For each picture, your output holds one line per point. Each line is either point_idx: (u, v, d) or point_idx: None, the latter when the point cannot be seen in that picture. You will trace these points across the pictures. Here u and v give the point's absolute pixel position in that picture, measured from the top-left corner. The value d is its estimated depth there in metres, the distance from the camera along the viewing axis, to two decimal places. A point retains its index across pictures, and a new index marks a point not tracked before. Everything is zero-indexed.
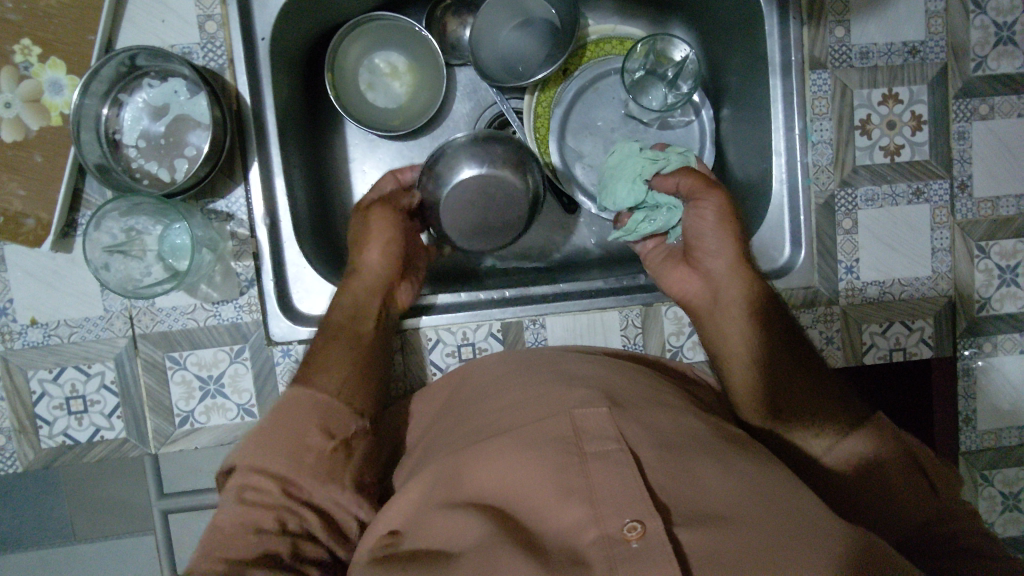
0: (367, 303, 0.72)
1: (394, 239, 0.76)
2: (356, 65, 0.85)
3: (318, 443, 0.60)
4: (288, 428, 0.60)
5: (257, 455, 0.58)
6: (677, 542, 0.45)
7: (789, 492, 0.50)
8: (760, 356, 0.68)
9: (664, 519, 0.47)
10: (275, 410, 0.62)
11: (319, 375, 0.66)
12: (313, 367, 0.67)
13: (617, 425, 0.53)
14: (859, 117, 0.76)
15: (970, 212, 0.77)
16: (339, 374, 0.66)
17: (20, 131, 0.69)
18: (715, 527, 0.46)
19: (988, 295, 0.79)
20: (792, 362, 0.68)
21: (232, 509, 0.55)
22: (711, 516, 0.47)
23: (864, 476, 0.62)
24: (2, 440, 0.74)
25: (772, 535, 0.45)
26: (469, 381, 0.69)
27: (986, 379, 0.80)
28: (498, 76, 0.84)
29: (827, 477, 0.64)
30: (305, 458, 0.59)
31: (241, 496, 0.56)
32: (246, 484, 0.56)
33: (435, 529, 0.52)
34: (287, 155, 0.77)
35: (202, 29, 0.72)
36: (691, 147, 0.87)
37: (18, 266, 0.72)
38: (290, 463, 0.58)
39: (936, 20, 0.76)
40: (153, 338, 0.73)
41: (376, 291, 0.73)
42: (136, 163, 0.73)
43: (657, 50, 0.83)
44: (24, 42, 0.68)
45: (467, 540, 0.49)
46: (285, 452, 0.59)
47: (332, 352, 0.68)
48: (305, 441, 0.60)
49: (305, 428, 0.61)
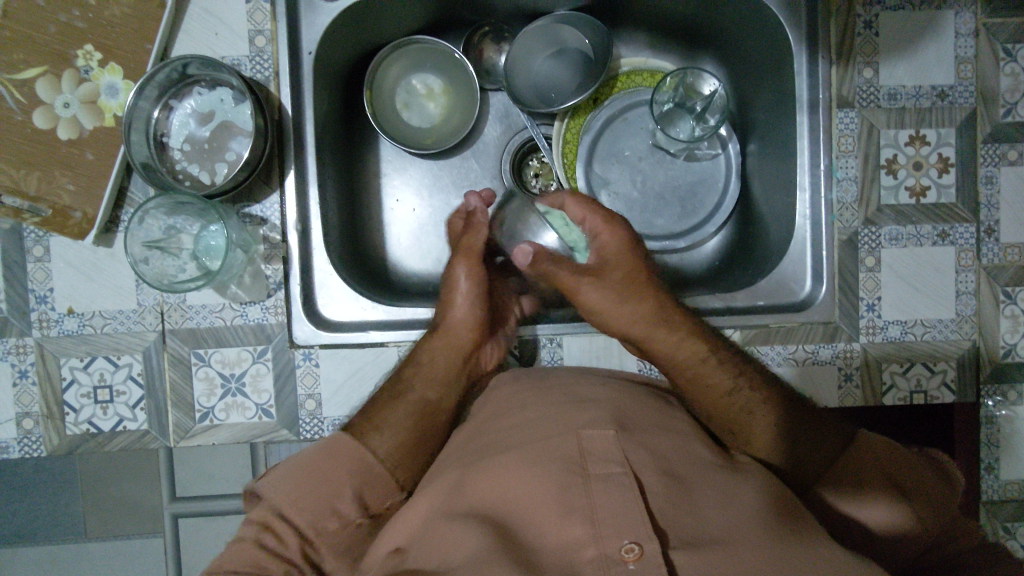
0: (445, 367, 0.74)
1: (475, 299, 0.76)
2: (393, 86, 0.88)
3: (351, 513, 0.63)
4: (320, 484, 0.62)
5: (288, 501, 0.60)
6: (672, 565, 0.45)
7: (790, 521, 0.50)
8: (747, 406, 0.67)
9: (661, 542, 0.46)
10: (317, 452, 0.64)
11: (375, 435, 0.67)
12: (365, 417, 0.69)
13: (623, 449, 0.53)
14: (885, 156, 0.77)
15: (997, 257, 0.77)
16: (395, 437, 0.68)
17: (75, 129, 0.72)
18: (714, 553, 0.45)
19: (1014, 342, 0.77)
20: (789, 405, 0.68)
21: (250, 550, 0.56)
22: (709, 541, 0.46)
23: (879, 521, 0.59)
24: (29, 424, 0.76)
25: (769, 563, 0.44)
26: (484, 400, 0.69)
27: (1010, 428, 0.78)
28: (530, 101, 0.87)
29: (845, 519, 0.61)
30: (330, 522, 0.61)
31: (258, 540, 0.58)
32: (271, 525, 0.59)
33: (430, 544, 0.51)
34: (322, 166, 0.80)
35: (252, 43, 0.76)
36: (717, 180, 0.89)
37: (61, 257, 0.75)
38: (311, 526, 0.60)
39: (965, 66, 0.77)
40: (181, 334, 0.75)
41: (455, 355, 0.75)
42: (180, 165, 0.76)
43: (686, 84, 0.86)
44: (87, 47, 0.73)
45: (459, 556, 0.48)
46: (313, 507, 0.61)
47: (391, 409, 0.69)
48: (336, 504, 0.62)
49: (339, 490, 0.62)
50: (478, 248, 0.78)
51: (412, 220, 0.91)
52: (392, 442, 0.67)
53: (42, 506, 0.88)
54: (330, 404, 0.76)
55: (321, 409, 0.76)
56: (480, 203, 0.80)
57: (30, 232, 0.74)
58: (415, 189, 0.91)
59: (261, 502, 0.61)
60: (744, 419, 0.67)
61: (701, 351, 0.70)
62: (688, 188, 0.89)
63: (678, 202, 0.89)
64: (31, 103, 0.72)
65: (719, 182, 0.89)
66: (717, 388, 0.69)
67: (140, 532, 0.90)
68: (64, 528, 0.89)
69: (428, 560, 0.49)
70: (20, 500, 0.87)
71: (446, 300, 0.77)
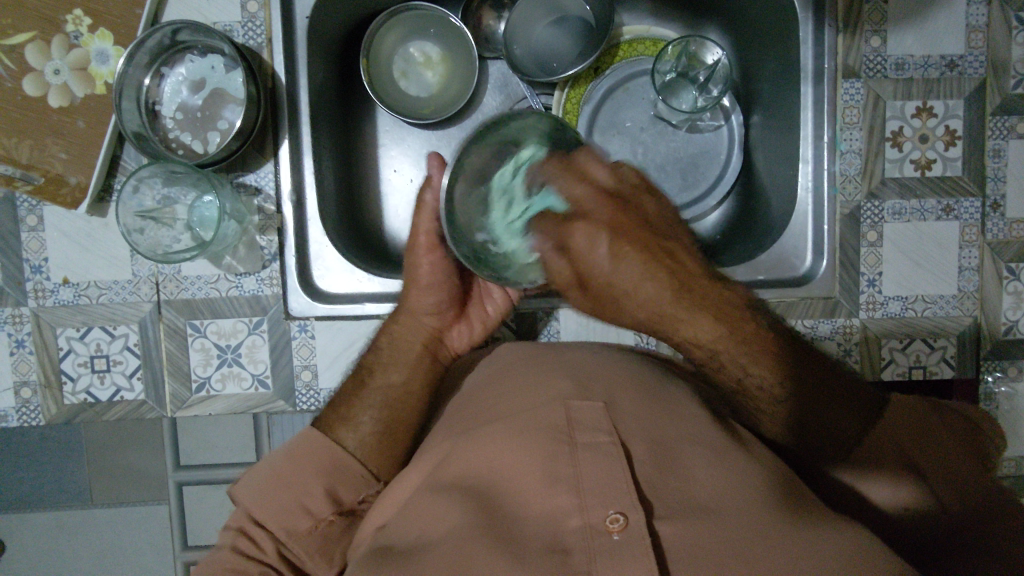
0: (409, 355, 0.72)
1: (439, 285, 0.72)
2: (390, 53, 0.86)
3: (321, 510, 0.63)
4: (291, 485, 0.64)
5: (260, 505, 0.63)
6: (657, 535, 0.45)
7: (775, 491, 0.49)
8: (766, 382, 0.62)
9: (645, 511, 0.46)
10: (286, 454, 0.66)
11: (344, 429, 0.68)
12: (342, 411, 0.69)
13: (611, 420, 0.53)
14: (891, 128, 0.75)
15: (1001, 232, 0.76)
16: (364, 431, 0.68)
17: (66, 97, 0.71)
18: (699, 522, 0.46)
19: (1016, 318, 0.77)
20: (797, 370, 0.62)
21: (227, 554, 0.58)
22: (696, 509, 0.47)
23: (887, 500, 0.60)
24: (27, 394, 0.76)
25: (757, 525, 0.45)
26: (482, 366, 0.69)
27: (1008, 405, 0.78)
28: (530, 70, 0.84)
29: (859, 501, 0.61)
30: (300, 521, 0.62)
31: (235, 546, 0.60)
32: (246, 530, 0.61)
33: (412, 515, 0.51)
34: (318, 135, 0.79)
35: (244, 9, 0.74)
36: (719, 152, 0.87)
37: (55, 226, 0.74)
38: (284, 531, 0.62)
39: (976, 35, 0.74)
40: (176, 305, 0.75)
41: (420, 341, 0.73)
42: (173, 133, 0.75)
43: (688, 52, 0.84)
44: (76, 12, 0.72)
45: (440, 530, 0.48)
46: (283, 511, 0.63)
47: (359, 406, 0.69)
48: (307, 504, 0.63)
49: (307, 490, 0.64)
50: (434, 232, 0.69)
51: (409, 191, 0.90)
52: (361, 440, 0.68)
53: (43, 474, 0.89)
54: (326, 375, 0.76)
55: (317, 381, 0.76)
56: (433, 194, 0.68)
57: (24, 201, 0.74)
58: (412, 159, 0.90)
59: (239, 507, 0.64)
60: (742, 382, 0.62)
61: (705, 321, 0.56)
62: (689, 160, 0.88)
63: (680, 172, 0.88)
64: (22, 69, 0.71)
65: (721, 155, 0.88)
66: (726, 356, 0.60)
67: (142, 500, 0.91)
68: (66, 497, 0.90)
69: (410, 530, 0.49)
70: (22, 469, 0.88)
71: (407, 285, 0.72)
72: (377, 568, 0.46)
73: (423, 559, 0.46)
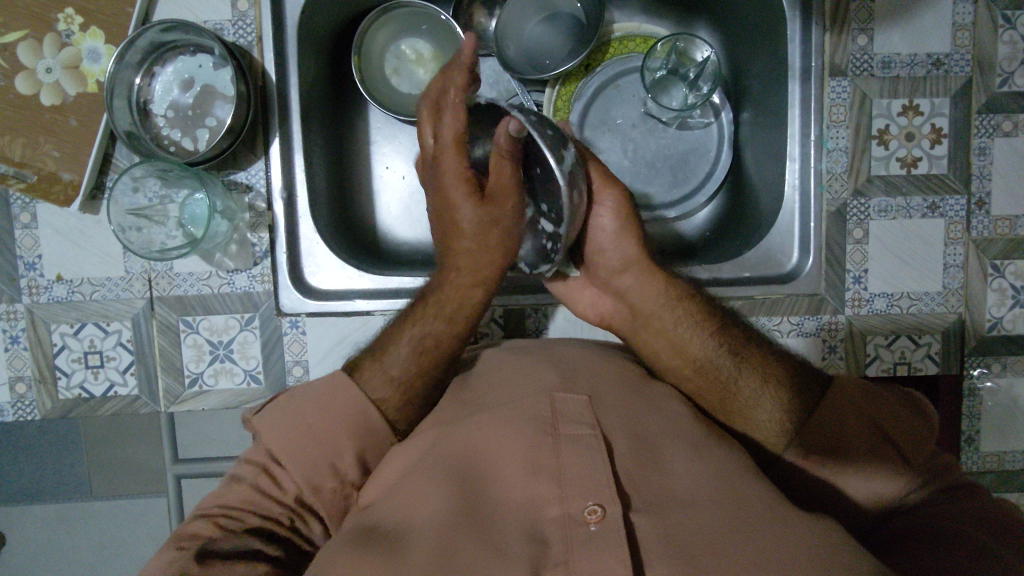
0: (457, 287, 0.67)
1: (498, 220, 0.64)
2: (382, 51, 0.86)
3: (350, 471, 0.60)
4: (319, 440, 0.59)
5: (284, 451, 0.58)
6: (632, 527, 0.46)
7: (749, 479, 0.50)
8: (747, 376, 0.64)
9: (623, 503, 0.48)
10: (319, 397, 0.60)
11: (369, 379, 0.63)
12: (371, 364, 0.64)
13: (594, 412, 0.54)
14: (877, 126, 0.76)
15: (986, 229, 0.76)
16: (392, 382, 0.63)
17: (58, 95, 0.72)
18: (672, 514, 0.47)
19: (1000, 315, 0.77)
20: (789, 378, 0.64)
21: (245, 490, 0.57)
22: (670, 501, 0.48)
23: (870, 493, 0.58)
24: (24, 388, 0.77)
25: (725, 518, 0.46)
26: (499, 352, 0.66)
27: (992, 400, 0.79)
28: (522, 68, 0.84)
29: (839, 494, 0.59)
30: (328, 481, 0.59)
31: (255, 484, 0.57)
32: (268, 469, 0.58)
33: (395, 498, 0.51)
34: (308, 132, 0.79)
35: (234, 7, 0.75)
36: (709, 148, 0.88)
37: (49, 224, 0.75)
38: (309, 484, 0.58)
39: (962, 33, 0.75)
40: (168, 301, 0.76)
41: (466, 276, 0.67)
42: (164, 131, 0.76)
43: (678, 49, 0.84)
44: (67, 11, 0.72)
45: (422, 516, 0.48)
46: (311, 463, 0.58)
47: (393, 352, 0.65)
48: (337, 462, 0.59)
49: (337, 447, 0.59)
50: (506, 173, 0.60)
51: (401, 188, 0.90)
52: (392, 385, 0.63)
53: (40, 468, 0.90)
54: (318, 370, 0.77)
55: (308, 376, 0.77)
56: (454, 115, 0.62)
57: (17, 199, 0.75)
58: (405, 155, 0.90)
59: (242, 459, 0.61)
60: (728, 382, 0.64)
61: (657, 286, 0.66)
62: (679, 157, 0.88)
63: (669, 171, 0.88)
64: (14, 68, 0.72)
65: (710, 151, 0.88)
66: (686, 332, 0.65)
67: (138, 494, 0.91)
68: (64, 489, 0.91)
69: (393, 513, 0.50)
70: (18, 462, 0.89)
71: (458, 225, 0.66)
72: (361, 549, 0.47)
73: (407, 547, 0.46)
